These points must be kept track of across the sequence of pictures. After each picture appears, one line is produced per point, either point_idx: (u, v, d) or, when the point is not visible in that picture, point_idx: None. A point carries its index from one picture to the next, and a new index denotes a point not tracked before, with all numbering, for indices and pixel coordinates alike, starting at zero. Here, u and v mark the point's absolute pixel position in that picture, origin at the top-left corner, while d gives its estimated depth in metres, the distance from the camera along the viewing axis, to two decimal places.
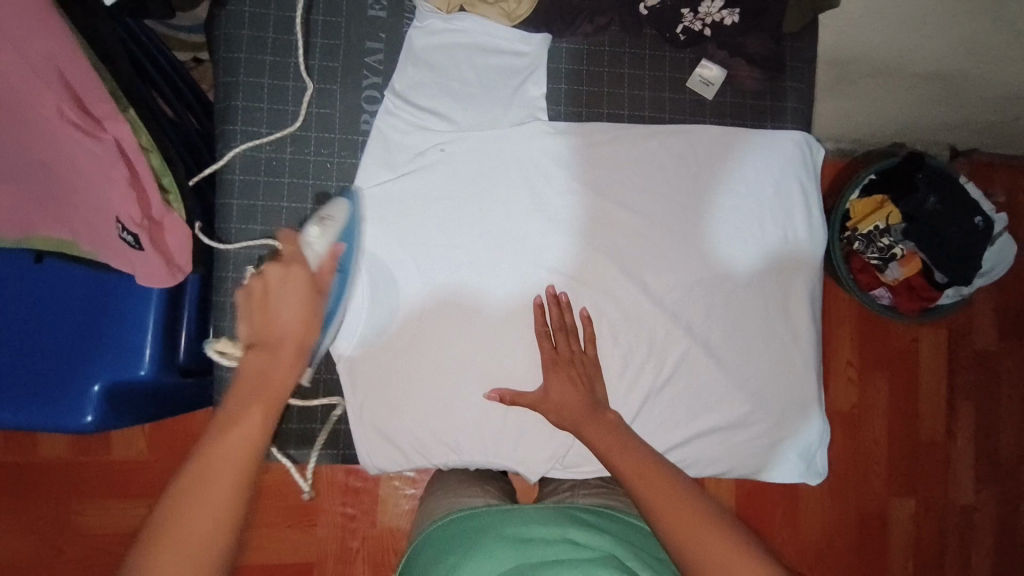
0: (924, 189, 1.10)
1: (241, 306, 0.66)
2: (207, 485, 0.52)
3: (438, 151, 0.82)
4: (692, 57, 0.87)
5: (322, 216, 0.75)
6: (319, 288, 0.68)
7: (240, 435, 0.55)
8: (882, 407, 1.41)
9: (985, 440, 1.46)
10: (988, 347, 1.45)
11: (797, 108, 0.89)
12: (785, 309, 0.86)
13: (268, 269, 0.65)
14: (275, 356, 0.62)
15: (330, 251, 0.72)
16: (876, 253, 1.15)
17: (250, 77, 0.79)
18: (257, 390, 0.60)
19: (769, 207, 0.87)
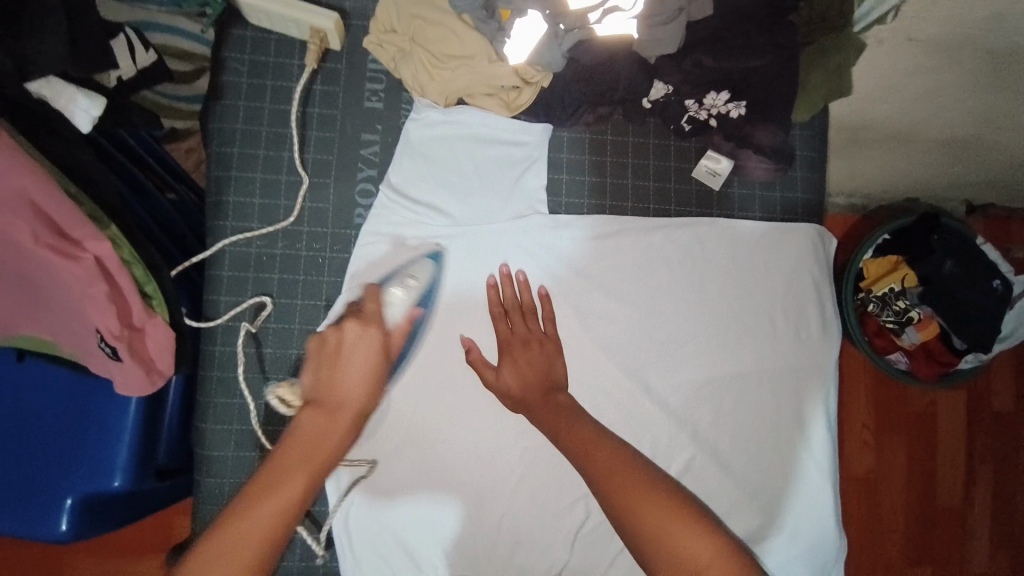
0: (940, 252, 1.03)
1: (310, 356, 0.68)
2: (239, 545, 0.55)
3: (433, 245, 0.79)
4: (697, 146, 0.85)
5: (404, 275, 0.75)
6: (387, 353, 0.69)
7: (278, 499, 0.58)
8: (899, 476, 1.34)
9: (1005, 505, 1.38)
10: (1006, 410, 1.39)
11: (806, 199, 0.86)
12: (798, 417, 0.83)
13: (347, 326, 0.68)
14: (332, 420, 0.64)
15: (408, 314, 0.72)
16: (892, 317, 1.07)
17: (242, 172, 0.77)
18: (308, 452, 0.62)
19: (780, 304, 0.84)
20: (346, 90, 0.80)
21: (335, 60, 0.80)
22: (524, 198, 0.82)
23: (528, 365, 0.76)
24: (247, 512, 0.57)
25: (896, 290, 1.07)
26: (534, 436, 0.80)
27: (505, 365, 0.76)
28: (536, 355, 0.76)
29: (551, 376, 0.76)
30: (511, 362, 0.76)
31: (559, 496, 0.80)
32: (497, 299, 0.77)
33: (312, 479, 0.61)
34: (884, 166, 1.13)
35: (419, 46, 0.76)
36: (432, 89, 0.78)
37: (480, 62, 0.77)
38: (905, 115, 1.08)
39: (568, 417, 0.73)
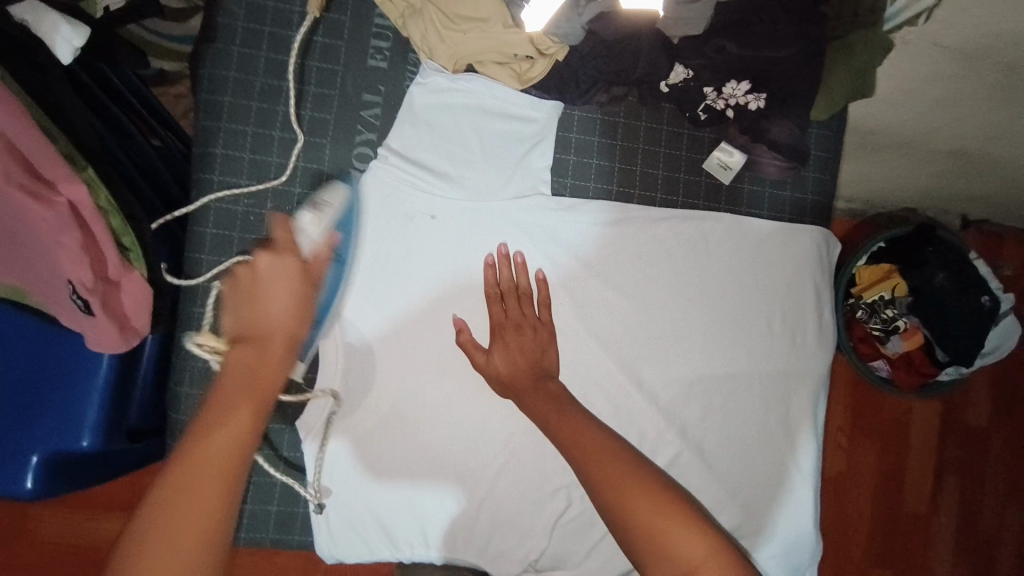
0: (933, 264, 1.02)
1: (226, 295, 0.65)
2: (189, 489, 0.51)
3: (429, 219, 0.76)
4: (712, 137, 0.82)
5: (318, 203, 0.71)
6: (309, 276, 0.67)
7: (227, 437, 0.55)
8: (870, 481, 1.37)
9: (968, 513, 1.41)
10: (980, 423, 1.41)
11: (816, 201, 0.84)
12: (787, 421, 0.82)
13: (257, 256, 0.64)
14: (265, 350, 0.61)
15: (325, 239, 0.69)
16: (878, 325, 1.07)
17: (232, 124, 0.72)
18: (246, 387, 0.59)
19: (779, 306, 0.82)
20: (349, 45, 0.75)
21: (340, 11, 0.75)
22: (530, 177, 0.78)
23: (518, 350, 0.74)
24: (201, 454, 0.53)
25: (885, 298, 1.06)
26: (520, 421, 0.78)
27: (495, 347, 0.74)
28: (527, 342, 0.75)
29: (541, 359, 0.75)
30: (500, 343, 0.74)
31: (541, 483, 0.79)
32: (492, 278, 0.76)
33: (258, 412, 0.58)
34: (894, 172, 1.11)
35: (432, 4, 0.72)
36: (441, 52, 0.74)
37: (494, 26, 0.72)
38: (918, 120, 1.05)
39: (558, 406, 0.71)
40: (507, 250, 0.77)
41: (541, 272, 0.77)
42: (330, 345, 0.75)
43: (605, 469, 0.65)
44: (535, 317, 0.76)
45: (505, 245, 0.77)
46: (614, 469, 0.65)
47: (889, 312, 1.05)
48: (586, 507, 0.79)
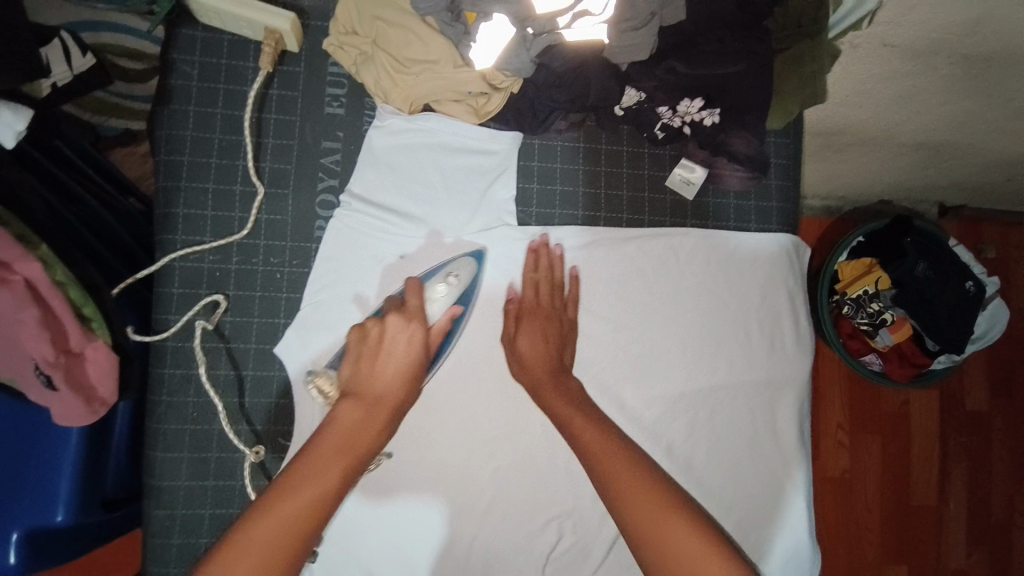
0: (913, 254, 1.04)
1: (351, 345, 0.68)
2: (282, 535, 0.56)
3: (397, 258, 0.76)
4: (673, 154, 0.83)
5: (447, 272, 0.74)
6: (427, 346, 0.69)
7: (310, 494, 0.58)
8: (874, 475, 1.35)
9: (977, 500, 1.40)
10: (978, 407, 1.41)
11: (782, 209, 0.85)
12: (773, 431, 0.81)
13: (389, 318, 0.68)
14: (370, 411, 0.64)
15: (447, 313, 0.72)
16: (865, 318, 1.10)
17: (192, 182, 0.72)
18: (344, 444, 0.61)
19: (755, 315, 0.82)
20: (305, 95, 0.76)
21: (293, 62, 0.76)
22: (496, 209, 0.79)
23: (546, 339, 0.74)
24: (292, 493, 0.58)
25: (869, 292, 1.09)
26: (506, 454, 0.78)
27: (523, 329, 0.75)
28: (555, 334, 0.75)
29: (562, 357, 0.75)
30: (527, 328, 0.75)
31: (531, 516, 0.77)
32: (530, 267, 0.77)
33: (348, 471, 0.61)
34: (860, 163, 1.20)
35: (381, 49, 0.71)
36: (395, 96, 0.73)
37: (444, 67, 0.71)
38: (879, 117, 1.07)
39: (580, 409, 0.70)
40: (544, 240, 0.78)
41: (574, 269, 0.78)
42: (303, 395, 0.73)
43: (621, 479, 0.64)
44: (563, 315, 0.77)
45: (512, 284, 0.78)
46: (628, 477, 0.64)
47: (874, 305, 1.09)
48: (580, 535, 0.78)
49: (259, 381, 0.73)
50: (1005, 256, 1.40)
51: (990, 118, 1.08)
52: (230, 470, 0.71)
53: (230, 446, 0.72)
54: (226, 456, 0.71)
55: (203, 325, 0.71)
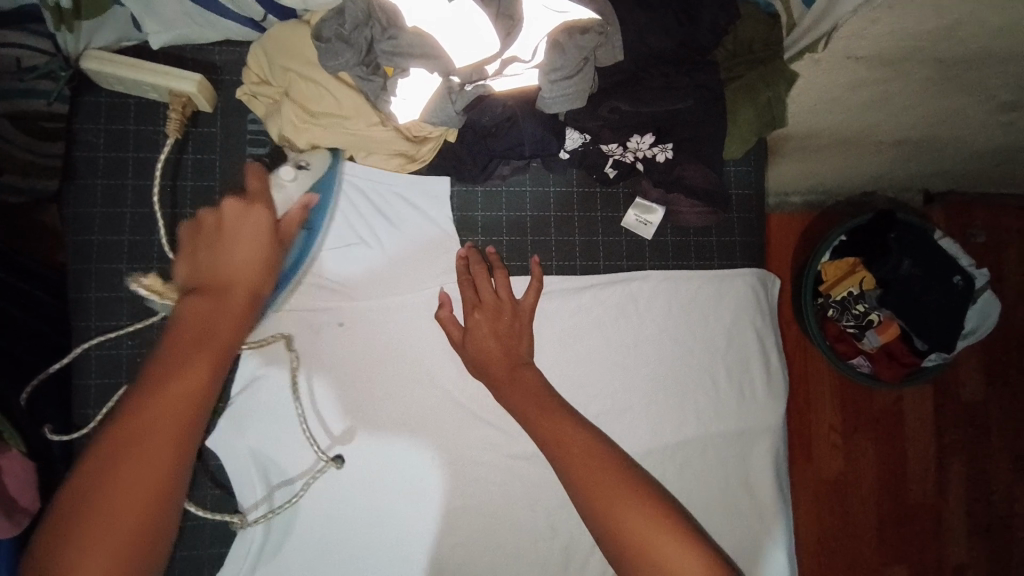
0: (897, 251, 1.01)
1: (184, 238, 0.63)
2: (140, 445, 0.51)
3: (336, 325, 0.73)
4: (626, 192, 0.78)
5: (299, 159, 0.67)
6: (279, 237, 0.63)
7: (166, 394, 0.53)
8: (870, 476, 1.33)
9: (976, 490, 1.37)
10: (974, 398, 1.37)
11: (746, 242, 0.80)
12: (748, 480, 0.77)
13: (227, 204, 0.62)
14: (218, 303, 0.58)
15: (303, 199, 0.66)
16: (851, 321, 1.05)
17: (104, 262, 0.68)
18: (194, 340, 0.56)
19: (723, 358, 0.78)
20: (224, 158, 0.71)
21: (208, 123, 0.71)
22: (440, 265, 0.75)
23: (494, 334, 0.71)
24: (135, 418, 0.52)
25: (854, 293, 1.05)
26: (467, 525, 0.73)
27: (468, 331, 0.71)
28: (503, 325, 0.71)
29: (515, 349, 0.71)
30: (473, 333, 0.71)
31: None
32: (464, 271, 0.73)
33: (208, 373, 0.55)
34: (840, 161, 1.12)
35: (291, 103, 0.65)
36: (305, 148, 0.67)
37: (359, 125, 0.67)
38: (850, 122, 1.01)
39: (544, 409, 0.67)
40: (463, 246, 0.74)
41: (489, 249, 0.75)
42: (239, 466, 0.69)
43: (580, 467, 0.63)
44: (516, 306, 0.72)
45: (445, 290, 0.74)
46: (595, 474, 0.63)
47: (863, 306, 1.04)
48: None
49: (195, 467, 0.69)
50: (995, 241, 1.34)
51: (970, 115, 1.01)
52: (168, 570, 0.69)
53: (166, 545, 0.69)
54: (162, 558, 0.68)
55: (126, 418, 0.65)
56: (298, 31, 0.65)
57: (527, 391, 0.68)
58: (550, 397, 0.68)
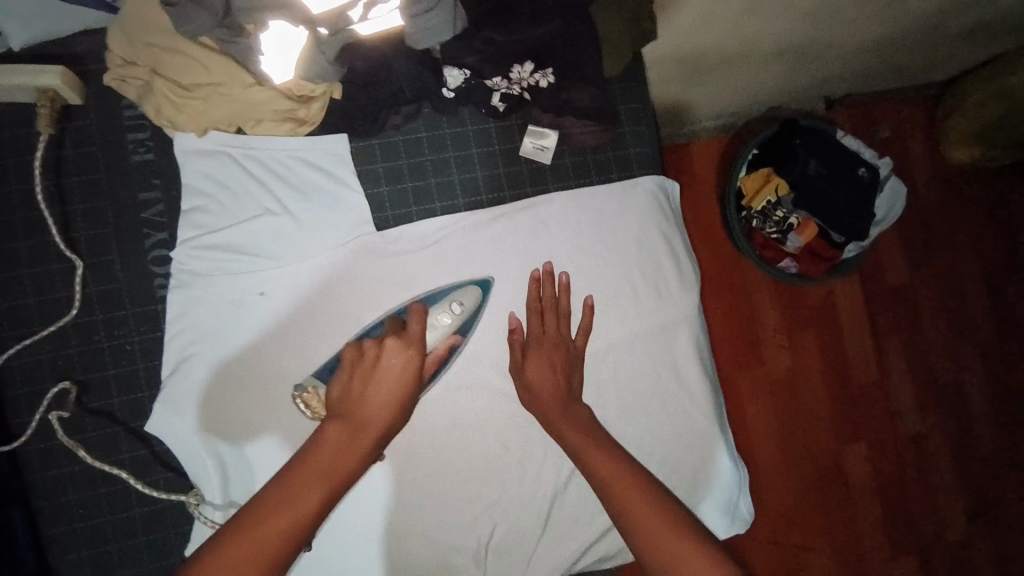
0: (804, 154, 1.25)
1: (344, 363, 0.65)
2: (252, 561, 0.51)
3: (258, 296, 0.72)
4: (519, 122, 0.81)
5: (454, 300, 0.75)
6: (421, 378, 0.66)
7: (283, 522, 0.54)
8: (816, 366, 1.50)
9: (922, 369, 1.54)
10: (899, 281, 1.54)
11: (641, 152, 0.85)
12: (677, 370, 0.82)
13: (387, 340, 0.65)
14: (351, 438, 0.60)
15: (446, 339, 0.74)
16: (773, 226, 1.30)
17: (4, 271, 0.68)
18: (323, 470, 0.57)
19: (638, 263, 0.82)
20: (106, 149, 0.70)
21: (82, 116, 0.70)
22: (346, 218, 0.75)
23: (551, 366, 0.74)
24: (262, 521, 0.53)
25: (772, 201, 1.29)
26: (428, 463, 0.76)
27: (531, 359, 0.75)
28: (559, 359, 0.75)
29: (570, 384, 0.74)
30: (533, 356, 0.75)
31: (462, 520, 0.76)
32: (537, 294, 0.76)
33: (326, 499, 0.56)
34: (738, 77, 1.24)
35: (160, 78, 0.67)
36: (184, 121, 0.69)
37: (234, 91, 0.68)
38: (732, 38, 1.09)
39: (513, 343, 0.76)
40: (552, 269, 0.78)
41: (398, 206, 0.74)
42: (185, 447, 0.70)
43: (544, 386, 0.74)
44: (570, 343, 0.76)
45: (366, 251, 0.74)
46: (544, 385, 0.74)
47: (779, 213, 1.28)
48: (516, 525, 0.77)
49: (145, 454, 0.70)
50: (899, 133, 1.52)
51: (834, 14, 1.10)
52: (135, 559, 0.69)
53: (127, 534, 0.69)
54: (125, 548, 0.69)
55: (57, 416, 0.67)
56: (147, 4, 0.65)
57: (546, 364, 0.74)
58: (562, 380, 0.74)
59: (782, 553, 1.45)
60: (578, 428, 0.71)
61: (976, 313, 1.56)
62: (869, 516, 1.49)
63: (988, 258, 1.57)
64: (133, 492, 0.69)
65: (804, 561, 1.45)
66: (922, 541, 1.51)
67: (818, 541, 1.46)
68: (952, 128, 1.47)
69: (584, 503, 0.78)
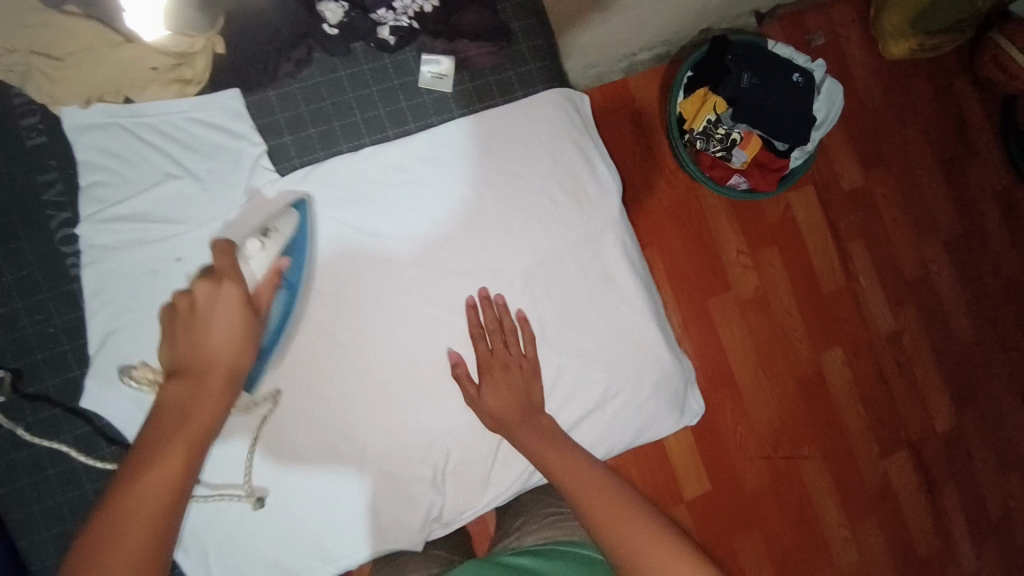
0: (736, 69, 1.30)
1: (166, 326, 0.65)
2: (123, 534, 0.53)
3: (174, 262, 0.72)
4: (415, 54, 0.80)
5: (267, 229, 0.71)
6: (251, 307, 0.67)
7: (146, 487, 0.56)
8: (782, 278, 1.51)
9: (888, 266, 1.58)
10: (856, 184, 1.57)
11: (542, 67, 0.85)
12: (608, 276, 0.83)
13: (195, 287, 0.65)
14: (197, 387, 0.62)
15: (272, 270, 0.70)
16: (716, 144, 1.37)
17: None
18: (178, 423, 0.60)
19: (554, 178, 0.83)
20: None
21: None
22: (246, 171, 0.74)
23: (501, 366, 0.77)
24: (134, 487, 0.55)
25: (712, 120, 1.37)
26: (372, 412, 0.76)
27: (485, 386, 0.76)
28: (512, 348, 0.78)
29: (529, 396, 0.77)
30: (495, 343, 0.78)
31: (415, 455, 0.76)
32: (476, 322, 0.78)
33: (192, 451, 0.60)
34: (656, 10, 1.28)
35: (34, 54, 0.69)
36: (68, 95, 0.70)
37: (102, 50, 0.70)
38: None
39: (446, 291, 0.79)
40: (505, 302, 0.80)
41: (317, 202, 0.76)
42: (126, 420, 0.71)
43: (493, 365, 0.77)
44: (506, 330, 0.78)
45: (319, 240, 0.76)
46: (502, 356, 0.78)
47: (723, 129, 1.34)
48: (469, 453, 0.78)
49: (87, 430, 0.71)
50: (834, 37, 1.55)
51: None
52: None
53: (81, 512, 0.70)
54: (80, 526, 0.70)
55: None
56: None
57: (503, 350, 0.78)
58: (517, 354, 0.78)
59: (773, 465, 1.47)
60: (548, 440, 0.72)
61: (933, 204, 1.61)
62: (855, 413, 1.53)
63: (936, 148, 1.61)
64: (80, 469, 0.70)
65: (797, 470, 1.48)
66: (910, 434, 1.56)
67: (807, 448, 1.50)
68: (886, 26, 1.50)
69: None
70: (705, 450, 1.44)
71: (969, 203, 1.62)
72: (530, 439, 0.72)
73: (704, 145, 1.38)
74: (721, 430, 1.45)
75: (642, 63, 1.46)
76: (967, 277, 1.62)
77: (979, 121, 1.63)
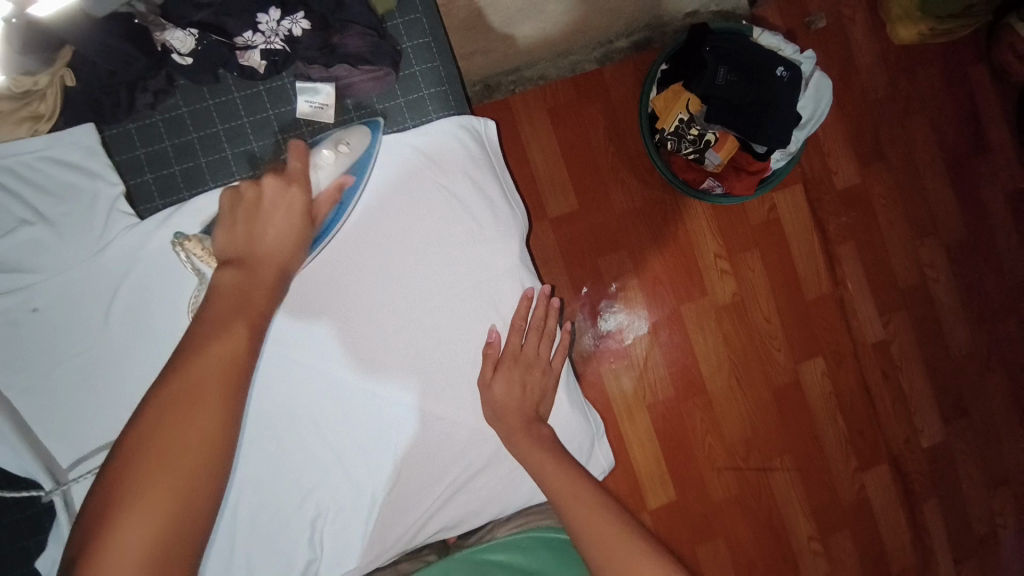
0: (714, 63, 1.16)
1: (225, 208, 0.68)
2: (167, 454, 0.53)
3: (30, 312, 0.69)
4: (291, 81, 0.74)
5: (337, 140, 0.71)
6: (309, 219, 0.69)
7: (213, 372, 0.57)
8: (762, 286, 1.40)
9: (880, 272, 1.45)
10: (850, 182, 1.43)
11: (437, 93, 0.77)
12: (503, 315, 0.78)
13: (264, 181, 0.67)
14: (252, 275, 0.65)
15: (337, 182, 0.71)
16: (689, 145, 1.23)
17: None
18: (239, 304, 0.62)
19: (443, 213, 0.75)
20: None
21: None
22: (98, 211, 0.70)
23: (520, 382, 0.77)
24: (170, 409, 0.54)
25: (684, 118, 1.22)
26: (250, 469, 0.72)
27: (499, 375, 0.77)
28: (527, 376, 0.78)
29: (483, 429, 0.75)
30: (504, 374, 0.77)
31: (288, 508, 0.73)
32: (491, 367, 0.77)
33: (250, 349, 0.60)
34: None
35: None
36: None
37: None
38: None
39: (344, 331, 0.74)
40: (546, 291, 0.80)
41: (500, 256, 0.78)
42: None
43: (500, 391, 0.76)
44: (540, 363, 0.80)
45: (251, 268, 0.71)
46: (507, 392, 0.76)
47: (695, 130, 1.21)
48: (351, 506, 0.75)
49: None
50: (836, 20, 1.39)
51: None
52: None
53: None
54: None
55: None
56: None
57: (515, 379, 0.77)
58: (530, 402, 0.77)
59: (743, 477, 1.39)
60: (543, 447, 0.74)
61: (938, 206, 1.47)
62: (835, 427, 1.43)
63: (944, 146, 1.46)
64: None
65: (766, 483, 1.40)
66: (893, 450, 1.46)
67: (780, 459, 1.41)
68: (896, 6, 1.36)
69: (423, 471, 0.76)
70: (670, 456, 1.36)
71: (976, 207, 1.48)
72: (534, 456, 0.73)
73: (676, 146, 1.24)
74: (689, 438, 1.37)
75: (619, 50, 1.31)
76: (969, 286, 1.49)
77: (995, 117, 1.47)
